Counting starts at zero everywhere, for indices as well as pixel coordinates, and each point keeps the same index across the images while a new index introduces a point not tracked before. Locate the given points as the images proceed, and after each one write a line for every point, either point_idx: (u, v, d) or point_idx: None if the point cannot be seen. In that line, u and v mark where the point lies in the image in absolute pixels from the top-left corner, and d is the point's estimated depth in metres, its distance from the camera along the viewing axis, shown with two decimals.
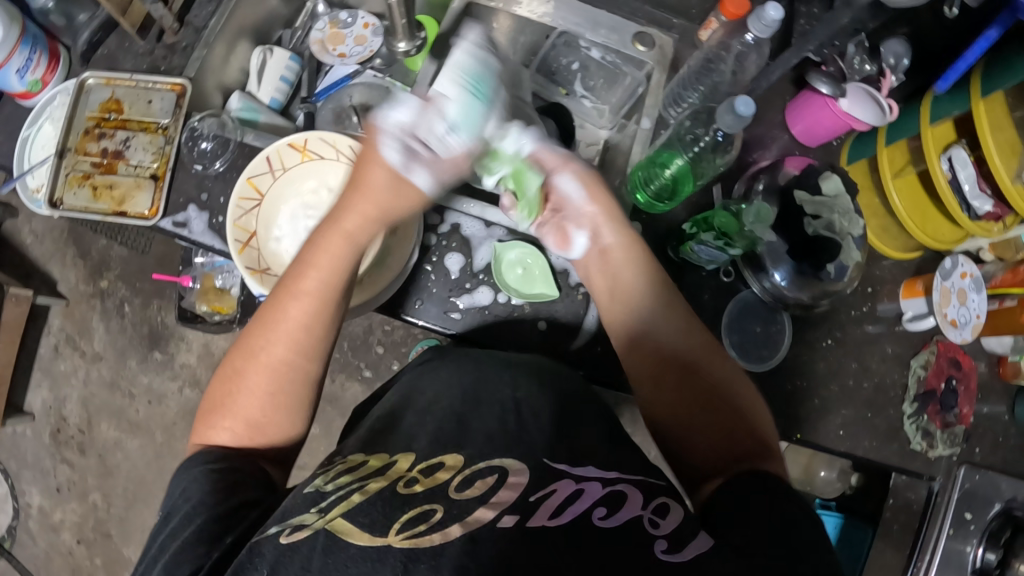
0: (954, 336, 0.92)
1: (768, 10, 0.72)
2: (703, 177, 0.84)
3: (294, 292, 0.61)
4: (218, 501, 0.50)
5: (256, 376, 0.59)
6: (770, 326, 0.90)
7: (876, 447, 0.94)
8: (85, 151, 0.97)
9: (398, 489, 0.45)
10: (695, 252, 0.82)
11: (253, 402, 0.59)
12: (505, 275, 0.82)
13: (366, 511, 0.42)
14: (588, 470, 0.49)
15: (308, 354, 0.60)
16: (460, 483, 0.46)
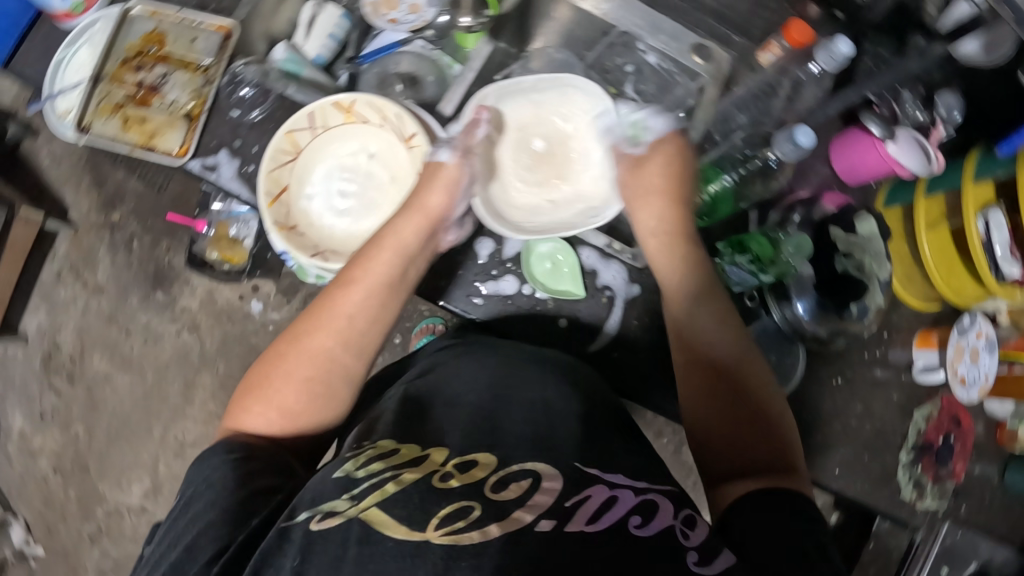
0: (962, 396, 0.94)
1: (839, 45, 0.73)
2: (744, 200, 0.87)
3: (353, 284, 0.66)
4: (238, 488, 0.52)
5: (297, 367, 0.62)
6: (784, 357, 0.89)
7: (867, 490, 0.95)
8: (121, 80, 0.95)
9: (434, 483, 0.47)
10: (726, 274, 0.84)
11: (287, 390, 0.61)
12: (532, 262, 0.82)
13: (401, 504, 0.45)
14: (618, 477, 0.49)
15: (354, 352, 0.64)
16: (495, 484, 0.48)
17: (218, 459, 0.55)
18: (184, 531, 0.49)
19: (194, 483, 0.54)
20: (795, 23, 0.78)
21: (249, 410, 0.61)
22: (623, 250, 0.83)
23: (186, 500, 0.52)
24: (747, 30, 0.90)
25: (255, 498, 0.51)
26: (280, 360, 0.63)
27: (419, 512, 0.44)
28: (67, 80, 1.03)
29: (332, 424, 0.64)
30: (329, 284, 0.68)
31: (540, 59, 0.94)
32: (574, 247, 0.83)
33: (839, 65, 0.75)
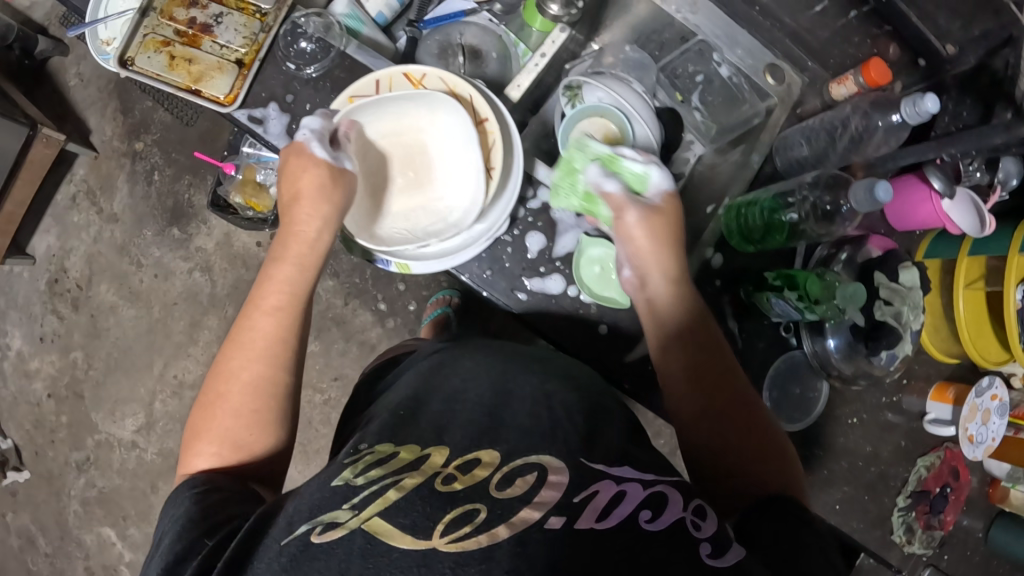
0: (968, 451, 0.94)
1: (925, 100, 0.69)
2: (801, 236, 0.82)
3: (261, 309, 0.68)
4: (200, 520, 0.55)
5: (234, 397, 0.65)
6: (807, 391, 0.91)
7: (860, 529, 0.98)
8: (171, 16, 0.84)
9: (438, 486, 0.52)
10: (770, 304, 0.82)
11: (229, 420, 0.64)
12: (583, 268, 0.81)
13: (406, 513, 0.49)
14: (626, 471, 0.56)
15: (279, 365, 0.67)
16: (501, 481, 0.52)
17: (179, 499, 0.59)
18: (184, 559, 0.52)
19: (162, 535, 0.56)
20: (876, 61, 0.78)
21: (195, 453, 0.64)
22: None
23: (155, 552, 0.55)
24: (822, 57, 0.90)
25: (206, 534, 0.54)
26: (216, 399, 0.65)
27: (425, 520, 0.49)
28: (112, 8, 0.93)
29: (283, 438, 0.67)
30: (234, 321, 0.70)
31: (613, 54, 0.91)
32: None
33: (918, 121, 0.71)
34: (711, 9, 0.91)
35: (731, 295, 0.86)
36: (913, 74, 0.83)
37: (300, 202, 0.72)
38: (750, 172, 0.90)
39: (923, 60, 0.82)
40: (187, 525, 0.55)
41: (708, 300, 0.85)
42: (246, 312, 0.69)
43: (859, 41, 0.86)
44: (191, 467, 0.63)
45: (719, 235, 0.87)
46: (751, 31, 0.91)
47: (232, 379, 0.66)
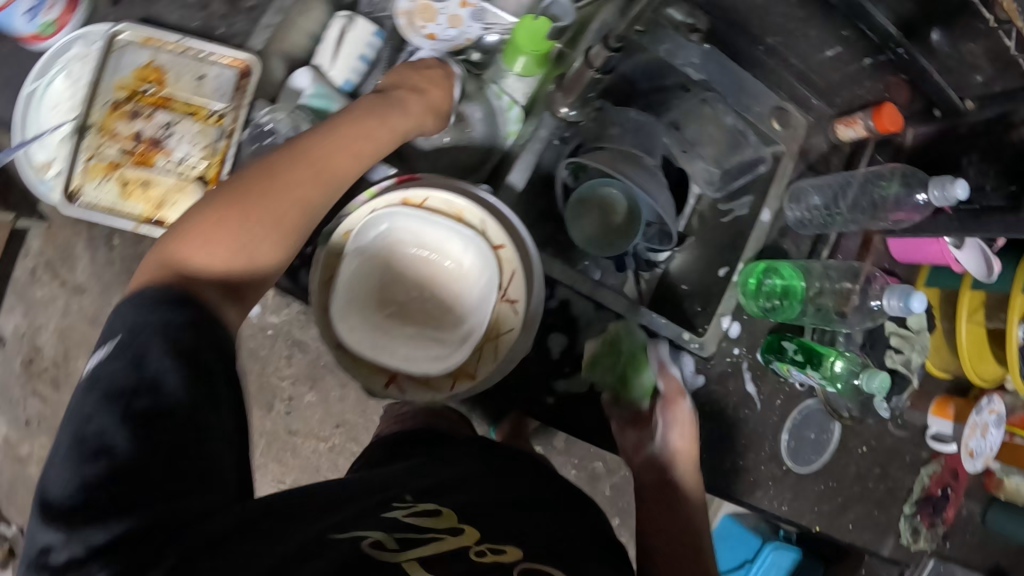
0: (970, 466, 0.99)
1: (956, 187, 0.70)
2: (818, 309, 0.85)
3: (297, 157, 0.64)
4: (176, 329, 0.50)
5: (308, 175, 0.64)
6: (822, 433, 0.94)
7: (873, 540, 1.02)
8: (113, 132, 0.76)
9: (471, 557, 0.47)
10: (792, 373, 0.85)
11: (257, 226, 0.60)
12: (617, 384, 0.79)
13: (440, 566, 0.45)
14: None
15: (293, 239, 0.63)
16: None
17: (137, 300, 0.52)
18: (128, 398, 0.47)
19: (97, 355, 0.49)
20: (888, 109, 0.82)
21: (251, 199, 0.60)
22: (691, 340, 0.84)
23: (89, 372, 0.49)
24: (827, 97, 0.91)
25: (168, 385, 0.48)
26: (337, 141, 0.67)
27: None
28: (34, 124, 0.78)
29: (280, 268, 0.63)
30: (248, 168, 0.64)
31: (616, 122, 0.84)
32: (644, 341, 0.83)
33: (945, 205, 0.72)
34: (718, 56, 0.89)
35: (750, 359, 0.87)
36: (931, 124, 0.85)
37: (386, 118, 0.74)
38: (763, 231, 0.87)
39: (938, 111, 0.83)
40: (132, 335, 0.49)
41: (727, 369, 0.87)
42: (337, 131, 0.68)
43: (870, 84, 0.86)
44: (188, 263, 0.57)
45: (735, 303, 0.86)
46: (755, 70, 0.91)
47: (326, 174, 0.65)
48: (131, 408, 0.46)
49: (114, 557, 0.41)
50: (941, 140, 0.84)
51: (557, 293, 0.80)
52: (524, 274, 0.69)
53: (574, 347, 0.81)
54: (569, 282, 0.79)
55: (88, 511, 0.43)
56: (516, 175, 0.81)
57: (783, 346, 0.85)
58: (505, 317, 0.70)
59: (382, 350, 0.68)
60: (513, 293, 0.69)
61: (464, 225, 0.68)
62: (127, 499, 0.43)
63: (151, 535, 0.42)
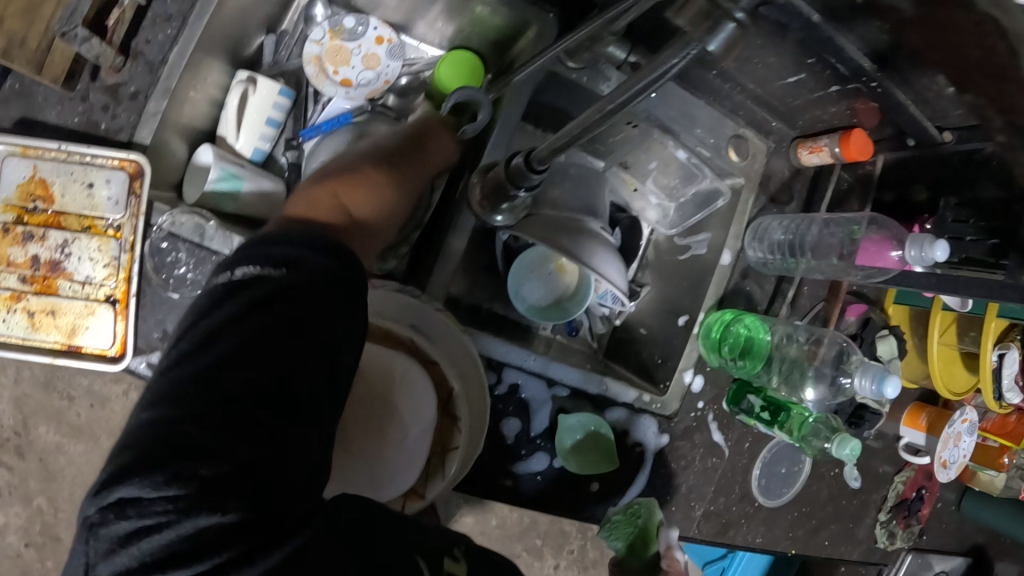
0: (942, 476, 0.98)
1: (935, 249, 0.67)
2: (779, 360, 0.83)
3: (416, 159, 0.70)
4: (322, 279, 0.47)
5: (421, 165, 0.70)
6: (793, 466, 0.92)
7: (851, 550, 1.03)
8: (8, 260, 0.71)
9: None
10: (760, 425, 0.83)
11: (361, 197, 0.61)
12: (568, 453, 0.77)
13: None
14: None
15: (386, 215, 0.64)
16: None
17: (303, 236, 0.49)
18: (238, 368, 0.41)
19: (241, 273, 0.46)
20: (858, 137, 0.77)
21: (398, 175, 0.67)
22: (652, 400, 0.80)
23: (232, 284, 0.46)
24: (789, 118, 0.85)
25: (313, 333, 0.45)
26: (440, 131, 0.72)
27: None
28: None
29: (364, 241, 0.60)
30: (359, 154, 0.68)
31: (558, 180, 0.78)
32: (602, 412, 0.79)
33: (922, 264, 0.68)
34: (668, 88, 0.81)
35: (716, 410, 0.84)
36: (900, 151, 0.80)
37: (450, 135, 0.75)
38: (725, 274, 0.83)
39: (912, 140, 0.78)
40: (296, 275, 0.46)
41: (692, 424, 0.84)
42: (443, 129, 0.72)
43: (835, 109, 0.80)
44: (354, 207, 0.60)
45: (696, 355, 0.82)
46: (711, 96, 0.83)
47: (428, 168, 0.71)
48: (269, 317, 0.44)
49: (244, 510, 0.38)
50: (919, 164, 0.80)
51: (505, 376, 0.75)
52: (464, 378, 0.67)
53: (530, 428, 0.77)
54: (519, 363, 0.75)
55: (228, 436, 0.39)
56: (451, 252, 0.74)
57: (749, 399, 0.83)
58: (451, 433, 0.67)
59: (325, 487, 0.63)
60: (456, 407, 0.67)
61: (391, 351, 0.66)
62: (269, 467, 0.40)
63: (271, 504, 0.40)
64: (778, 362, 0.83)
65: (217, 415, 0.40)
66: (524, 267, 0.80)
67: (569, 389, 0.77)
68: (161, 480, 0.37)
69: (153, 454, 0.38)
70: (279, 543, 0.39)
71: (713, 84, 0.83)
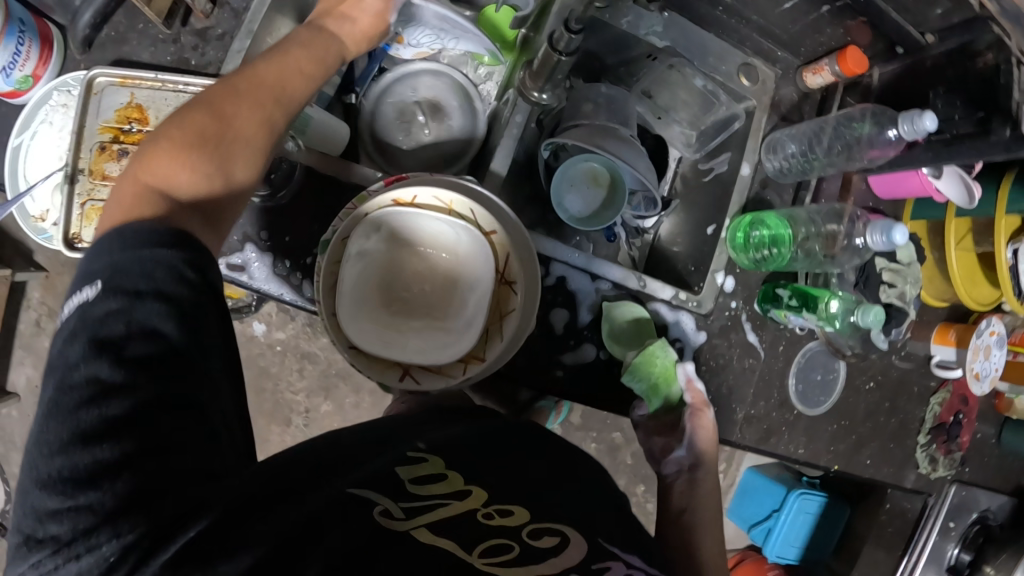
0: (977, 388, 1.01)
1: (924, 120, 0.73)
2: (807, 255, 0.88)
3: (252, 93, 0.63)
4: (150, 277, 0.50)
5: (263, 98, 0.63)
6: (828, 373, 0.95)
7: (892, 473, 1.04)
8: (103, 174, 0.81)
9: (479, 519, 0.52)
10: (791, 319, 0.87)
11: (183, 168, 0.58)
12: (613, 333, 0.81)
13: (451, 530, 0.50)
14: (636, 559, 0.54)
15: (226, 180, 0.61)
16: (530, 531, 0.53)
17: (148, 232, 0.52)
18: (76, 412, 0.45)
19: (75, 303, 0.50)
20: (853, 52, 0.85)
21: (220, 123, 0.60)
22: (688, 299, 0.86)
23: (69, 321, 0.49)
24: (793, 47, 0.93)
25: (168, 365, 0.49)
26: (318, 34, 0.71)
27: (468, 541, 0.50)
28: (31, 175, 0.88)
29: (203, 212, 0.60)
30: (188, 101, 0.62)
31: (588, 100, 0.86)
32: (642, 304, 0.84)
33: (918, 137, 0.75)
34: (678, 21, 0.88)
35: (749, 310, 0.89)
36: (895, 63, 0.88)
37: (310, 43, 0.70)
38: (744, 184, 0.89)
39: (901, 49, 0.86)
40: (125, 295, 0.49)
41: (727, 323, 0.88)
42: (285, 53, 0.67)
43: (830, 31, 0.88)
44: (173, 187, 0.57)
45: (727, 257, 0.88)
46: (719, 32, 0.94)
47: (282, 97, 0.65)
48: (103, 352, 0.47)
49: (129, 533, 0.42)
50: (910, 76, 0.87)
51: (552, 269, 0.81)
52: (519, 255, 0.72)
53: (577, 320, 0.82)
54: (566, 258, 0.81)
55: (80, 483, 0.43)
56: (501, 164, 0.83)
57: (778, 294, 0.88)
58: (509, 293, 0.72)
59: (393, 351, 0.69)
60: (518, 266, 0.72)
61: (455, 219, 0.71)
62: (135, 492, 0.44)
63: (161, 503, 0.44)
64: (805, 258, 0.87)
65: (68, 481, 0.43)
66: (562, 180, 0.85)
67: (612, 283, 0.82)
68: (42, 542, 0.43)
69: (28, 531, 0.43)
70: (184, 533, 0.43)
71: (722, 20, 0.93)
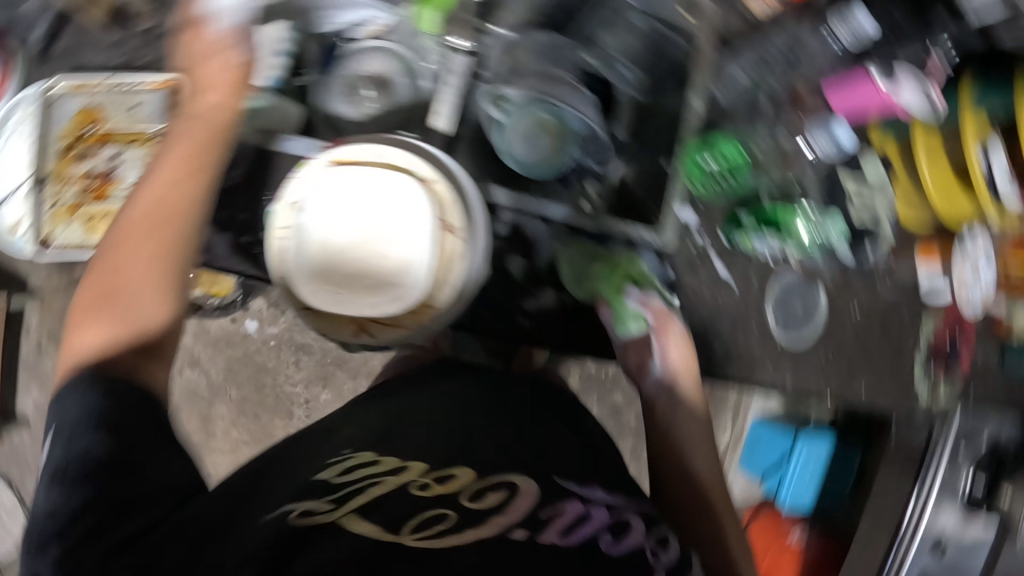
0: (971, 310, 1.01)
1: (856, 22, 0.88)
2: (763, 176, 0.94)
3: (137, 236, 0.75)
4: (82, 428, 0.66)
5: (152, 237, 0.74)
6: (807, 302, 0.94)
7: (890, 404, 0.99)
8: (70, 176, 0.91)
9: (415, 489, 0.63)
10: (755, 240, 0.92)
11: (107, 319, 0.73)
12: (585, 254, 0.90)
13: (387, 514, 0.61)
14: (588, 490, 0.66)
15: (142, 313, 0.74)
16: (474, 493, 0.63)
17: (75, 398, 0.68)
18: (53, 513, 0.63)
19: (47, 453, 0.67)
20: None
21: (117, 275, 0.74)
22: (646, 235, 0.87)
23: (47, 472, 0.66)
24: None
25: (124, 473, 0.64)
26: (184, 129, 0.79)
27: (408, 508, 0.61)
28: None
29: (134, 342, 0.73)
30: (100, 259, 0.77)
31: (527, 45, 0.89)
32: (603, 245, 0.91)
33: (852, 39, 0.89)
34: None
35: (716, 243, 0.91)
36: None
37: (190, 151, 0.77)
38: (694, 116, 0.88)
39: None
40: (64, 440, 0.66)
41: (695, 257, 0.92)
42: (156, 176, 0.77)
43: None
44: (87, 341, 0.73)
45: (686, 191, 0.91)
46: None
47: (160, 227, 0.75)
48: (72, 482, 0.63)
49: None
50: None
51: (503, 217, 0.88)
52: (459, 202, 0.73)
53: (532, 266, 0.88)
54: (520, 207, 0.87)
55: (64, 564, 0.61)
56: (444, 121, 0.86)
57: (740, 218, 0.92)
58: (451, 235, 0.72)
59: (345, 303, 0.73)
60: (460, 208, 0.73)
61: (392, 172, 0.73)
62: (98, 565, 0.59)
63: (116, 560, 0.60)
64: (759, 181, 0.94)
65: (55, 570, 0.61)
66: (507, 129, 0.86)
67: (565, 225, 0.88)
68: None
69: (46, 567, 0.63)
70: None
71: None
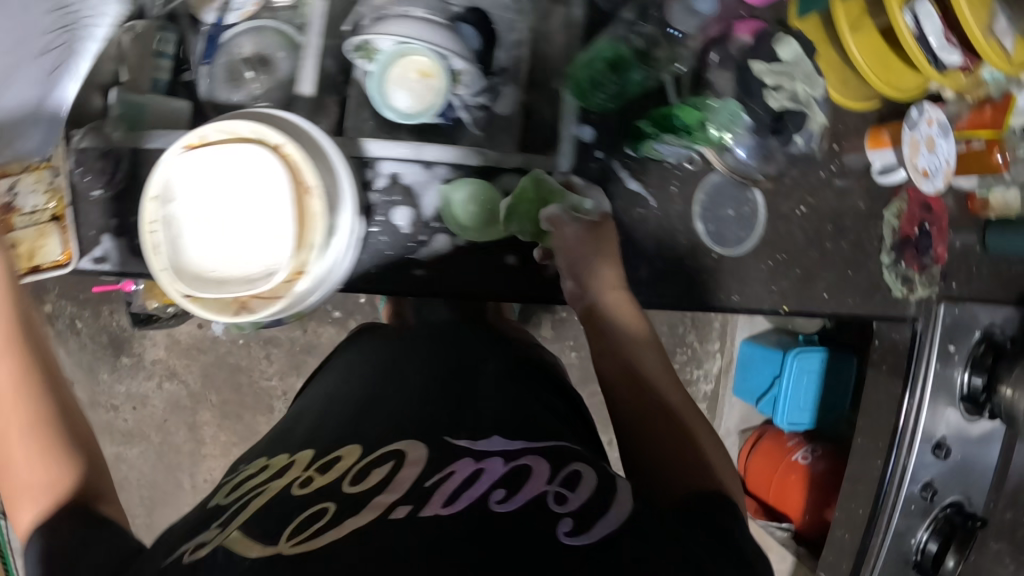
0: (929, 188, 0.93)
1: None
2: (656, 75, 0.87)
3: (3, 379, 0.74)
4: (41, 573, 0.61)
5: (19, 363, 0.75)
6: (743, 207, 0.89)
7: (859, 304, 0.93)
8: None
9: (301, 488, 0.63)
10: (658, 149, 0.86)
11: (27, 478, 0.69)
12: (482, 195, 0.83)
13: (268, 520, 0.59)
14: (486, 444, 0.66)
15: (42, 456, 0.70)
16: (359, 475, 0.63)
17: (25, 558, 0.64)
18: None
19: None
20: None
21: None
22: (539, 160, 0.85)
23: None
24: None
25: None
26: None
27: (292, 511, 0.60)
28: None
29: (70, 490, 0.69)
30: None
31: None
32: (492, 178, 0.84)
33: None
34: None
35: (619, 157, 0.86)
36: None
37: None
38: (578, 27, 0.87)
39: None
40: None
41: (599, 173, 0.86)
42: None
43: None
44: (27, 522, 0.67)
45: (578, 106, 0.86)
46: None
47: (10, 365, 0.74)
48: None
49: None
50: None
51: (382, 169, 0.82)
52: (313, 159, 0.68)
53: (417, 217, 0.82)
54: (391, 155, 0.82)
55: None
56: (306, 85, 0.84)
57: (641, 128, 0.86)
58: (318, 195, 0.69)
59: (223, 290, 0.68)
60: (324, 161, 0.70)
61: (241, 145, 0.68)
62: None
63: None
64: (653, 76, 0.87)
65: None
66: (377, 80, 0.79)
67: (449, 167, 0.83)
68: None
69: None
70: None
71: None
